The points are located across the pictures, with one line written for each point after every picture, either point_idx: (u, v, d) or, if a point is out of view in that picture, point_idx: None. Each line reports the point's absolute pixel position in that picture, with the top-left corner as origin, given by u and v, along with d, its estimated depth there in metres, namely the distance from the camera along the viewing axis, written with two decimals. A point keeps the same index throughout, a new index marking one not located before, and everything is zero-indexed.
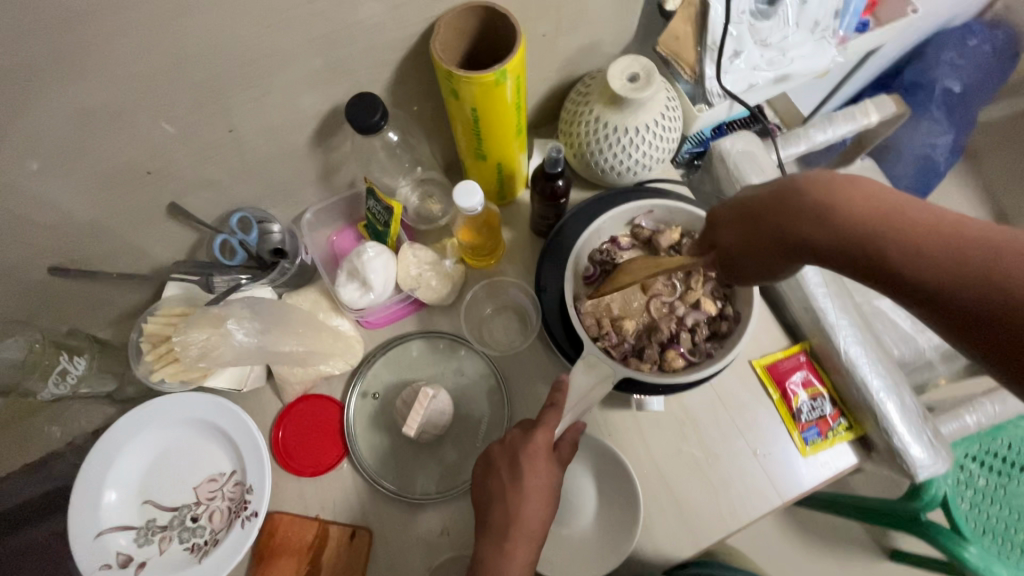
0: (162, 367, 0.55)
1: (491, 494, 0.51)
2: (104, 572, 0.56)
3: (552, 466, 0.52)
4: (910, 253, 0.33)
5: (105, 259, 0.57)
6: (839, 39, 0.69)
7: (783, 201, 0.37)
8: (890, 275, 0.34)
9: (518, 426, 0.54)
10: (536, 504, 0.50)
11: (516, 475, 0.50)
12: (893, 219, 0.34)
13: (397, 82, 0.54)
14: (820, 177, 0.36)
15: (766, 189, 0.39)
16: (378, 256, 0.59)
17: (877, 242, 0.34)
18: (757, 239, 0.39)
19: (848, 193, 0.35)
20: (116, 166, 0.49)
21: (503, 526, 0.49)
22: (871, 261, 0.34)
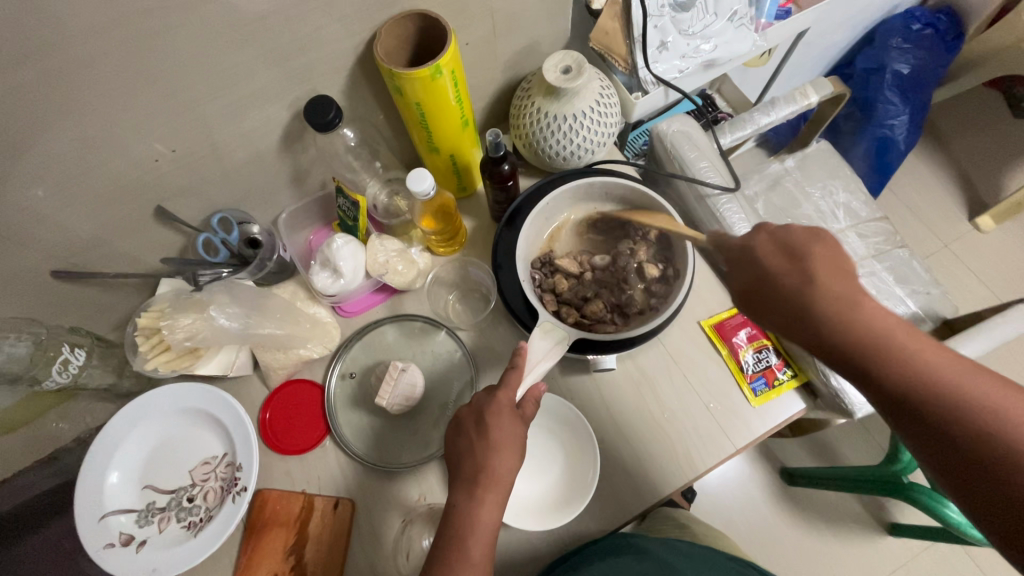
0: (155, 356, 0.61)
1: (461, 452, 0.52)
2: (108, 551, 0.60)
3: (518, 421, 0.53)
4: (891, 350, 0.42)
5: (103, 264, 0.63)
6: (761, 26, 0.76)
7: (802, 273, 0.46)
8: (874, 361, 0.43)
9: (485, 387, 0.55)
10: (504, 453, 0.50)
11: (481, 430, 0.51)
12: (884, 318, 0.43)
13: (351, 86, 0.61)
14: (834, 257, 0.46)
15: (777, 261, 0.48)
16: (346, 244, 0.64)
17: (867, 335, 0.43)
18: (775, 302, 0.47)
19: (836, 274, 0.45)
20: (106, 179, 0.55)
21: (471, 476, 0.50)
22: (856, 358, 0.43)
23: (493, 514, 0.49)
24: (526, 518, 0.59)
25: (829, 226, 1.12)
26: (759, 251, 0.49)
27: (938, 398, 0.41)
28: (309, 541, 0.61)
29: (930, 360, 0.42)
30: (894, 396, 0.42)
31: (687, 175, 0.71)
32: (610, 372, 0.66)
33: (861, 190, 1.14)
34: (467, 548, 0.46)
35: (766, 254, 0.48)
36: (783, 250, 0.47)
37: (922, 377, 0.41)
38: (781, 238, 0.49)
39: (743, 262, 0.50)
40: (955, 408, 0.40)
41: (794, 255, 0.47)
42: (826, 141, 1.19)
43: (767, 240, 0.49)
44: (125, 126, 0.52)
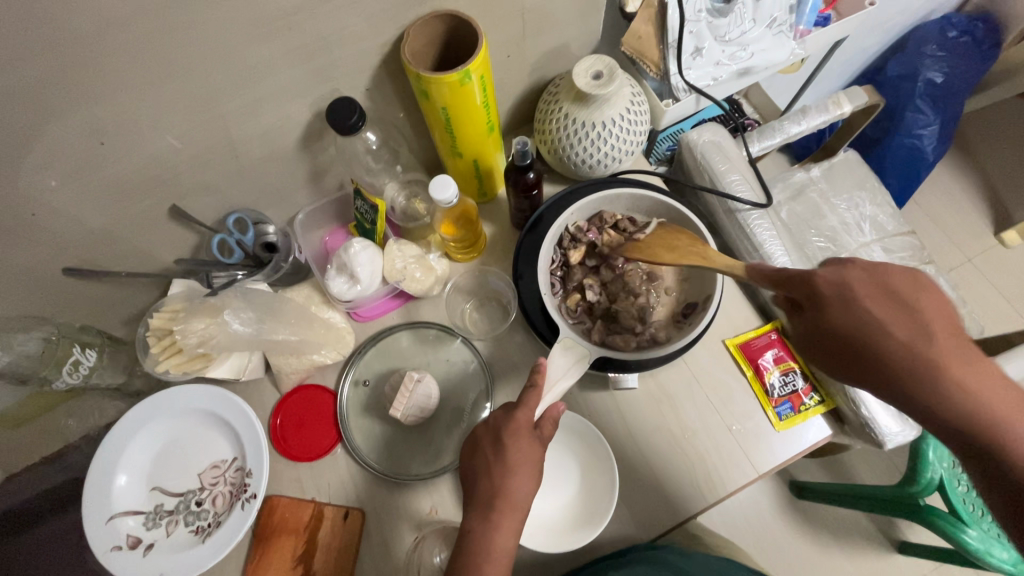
0: (166, 359, 0.60)
1: (477, 471, 0.51)
2: (115, 553, 0.59)
3: (536, 443, 0.51)
4: (1011, 437, 0.40)
5: (114, 260, 0.61)
6: (800, 33, 0.73)
7: (909, 330, 0.42)
8: (989, 450, 0.40)
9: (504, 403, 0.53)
10: (521, 476, 0.49)
11: (499, 451, 0.50)
12: (1006, 396, 0.40)
13: (374, 86, 0.58)
14: (941, 315, 0.42)
15: (900, 327, 0.42)
16: (364, 249, 0.63)
17: (993, 411, 0.40)
18: (879, 362, 0.42)
19: (944, 326, 0.42)
20: (119, 175, 0.53)
21: (487, 499, 0.49)
22: (977, 438, 0.40)
23: (510, 540, 0.47)
24: (541, 537, 0.57)
25: (855, 239, 1.09)
26: (862, 297, 0.44)
27: None
28: (317, 551, 0.60)
29: None
30: (1016, 481, 0.39)
31: (716, 187, 0.68)
32: (630, 389, 0.64)
33: (888, 203, 1.11)
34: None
35: (879, 298, 0.44)
36: (888, 303, 0.43)
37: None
38: (880, 278, 0.45)
39: (835, 306, 0.44)
40: None
41: (880, 298, 0.44)
42: (854, 150, 1.16)
43: (865, 290, 0.44)
44: (141, 124, 0.50)
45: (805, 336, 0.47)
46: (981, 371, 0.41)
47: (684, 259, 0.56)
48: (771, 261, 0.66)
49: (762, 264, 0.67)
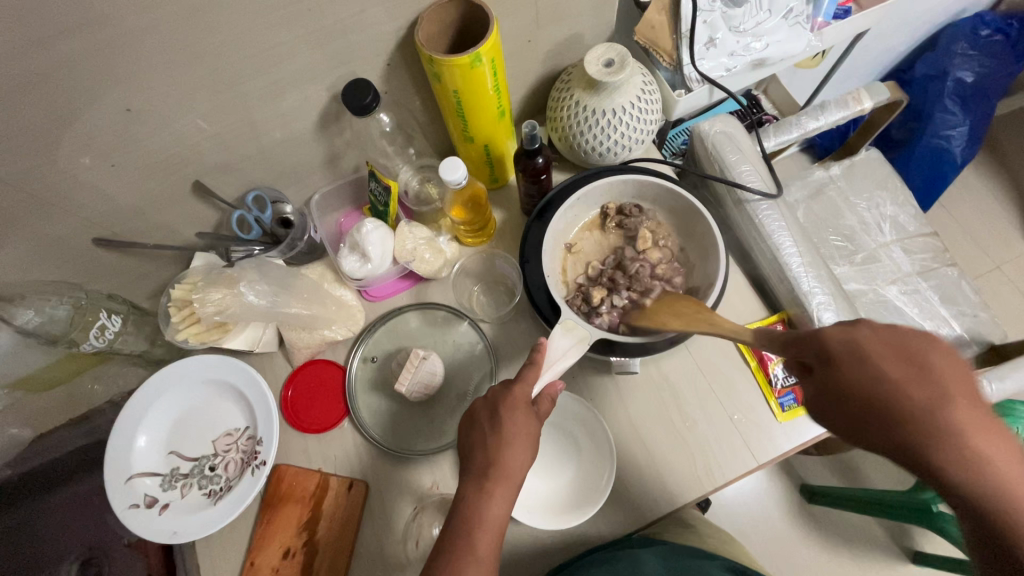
0: (186, 328, 0.63)
1: (472, 440, 0.52)
2: (132, 511, 0.62)
3: (532, 417, 0.52)
4: (1017, 513, 0.38)
5: (141, 234, 0.64)
6: (817, 25, 0.72)
7: (923, 399, 0.40)
8: (1004, 525, 0.39)
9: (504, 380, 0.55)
10: (516, 447, 0.50)
11: (495, 422, 0.51)
12: (1002, 468, 0.39)
13: (390, 71, 0.60)
14: (929, 379, 0.40)
15: (917, 397, 0.40)
16: (376, 229, 0.64)
17: (991, 481, 0.39)
18: (887, 427, 0.40)
19: (921, 388, 0.40)
20: (146, 152, 0.56)
21: (482, 467, 0.49)
22: (991, 515, 0.39)
23: (502, 508, 0.48)
24: (524, 505, 0.58)
25: (873, 239, 1.07)
26: (872, 355, 0.42)
27: None
28: (322, 519, 0.63)
29: None
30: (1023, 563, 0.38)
31: (726, 177, 0.68)
32: (632, 376, 0.65)
33: (910, 203, 1.09)
34: (472, 543, 0.46)
35: (886, 358, 0.41)
36: (904, 365, 0.41)
37: None
38: (898, 342, 0.42)
39: (857, 365, 0.42)
40: None
41: (901, 363, 0.41)
42: (877, 150, 1.14)
43: (887, 354, 0.42)
44: (167, 102, 0.52)
45: (813, 390, 0.44)
46: (984, 443, 0.39)
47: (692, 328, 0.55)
48: (779, 252, 0.65)
49: (770, 256, 0.66)
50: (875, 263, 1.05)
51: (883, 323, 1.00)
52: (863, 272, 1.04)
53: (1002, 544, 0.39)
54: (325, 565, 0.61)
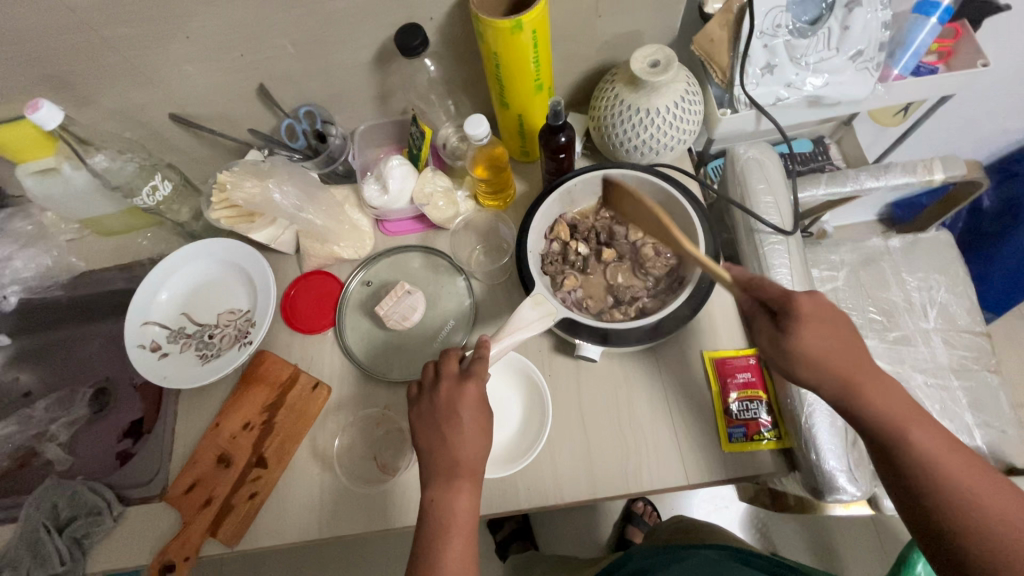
0: (220, 209, 0.70)
1: (433, 439, 0.55)
2: (138, 349, 0.72)
3: (483, 408, 0.56)
4: (906, 444, 0.49)
5: (207, 119, 0.74)
6: (890, 76, 0.70)
7: (836, 330, 0.50)
8: (897, 449, 0.49)
9: (453, 369, 0.58)
10: (472, 443, 0.54)
11: (453, 421, 0.55)
12: (900, 402, 0.50)
13: (447, 24, 0.65)
14: (841, 335, 0.50)
15: (843, 367, 0.50)
16: (400, 166, 0.71)
17: (889, 415, 0.50)
18: (818, 366, 0.49)
19: (838, 354, 0.49)
20: (224, 47, 0.64)
21: (446, 468, 0.53)
22: (889, 419, 0.50)
23: (471, 501, 0.53)
24: None
25: (913, 322, 1.00)
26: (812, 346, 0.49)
27: (952, 494, 0.48)
28: (283, 407, 0.69)
29: (929, 443, 0.49)
30: (913, 488, 0.49)
31: (745, 203, 0.67)
32: (594, 364, 0.66)
33: (967, 296, 1.01)
34: (450, 538, 0.51)
35: (827, 333, 0.49)
36: (831, 328, 0.50)
37: (933, 457, 0.49)
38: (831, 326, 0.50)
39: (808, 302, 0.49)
40: (979, 519, 0.46)
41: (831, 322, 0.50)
42: (949, 232, 1.06)
43: (826, 316, 0.49)
44: (249, 7, 0.60)
45: (768, 338, 0.51)
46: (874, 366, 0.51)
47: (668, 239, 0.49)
48: None
49: None
50: (909, 346, 0.98)
51: None
52: (892, 352, 0.98)
53: (893, 455, 0.50)
54: (273, 447, 0.67)
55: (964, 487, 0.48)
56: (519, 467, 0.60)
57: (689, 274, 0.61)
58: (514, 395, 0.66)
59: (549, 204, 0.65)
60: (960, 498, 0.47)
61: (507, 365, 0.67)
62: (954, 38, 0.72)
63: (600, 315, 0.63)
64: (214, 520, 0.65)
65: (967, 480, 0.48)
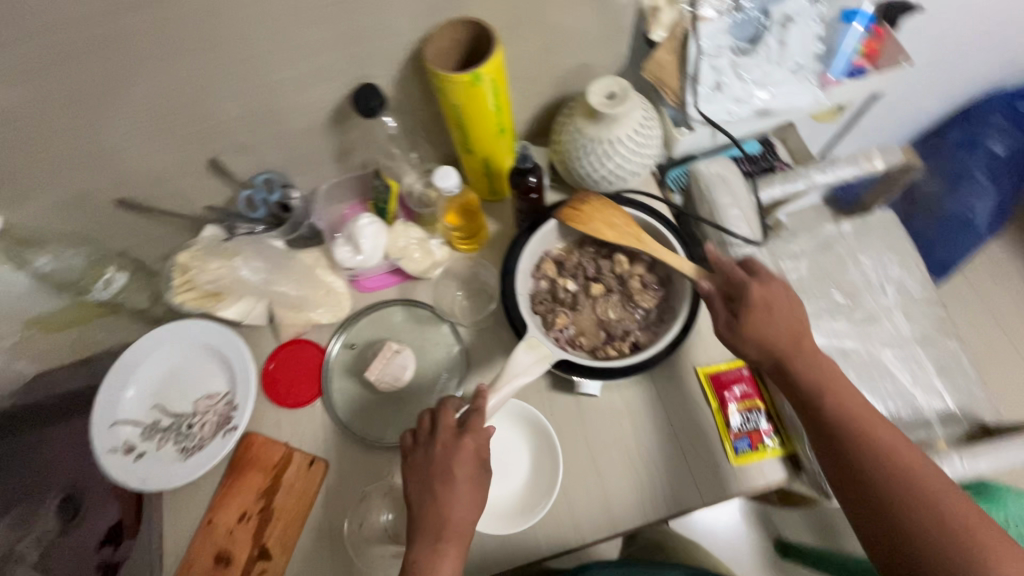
0: (182, 293, 0.68)
1: (424, 497, 0.53)
2: (111, 454, 0.67)
3: (477, 466, 0.54)
4: (829, 407, 0.55)
5: (157, 199, 0.70)
6: (826, 82, 0.73)
7: (781, 309, 0.55)
8: (821, 411, 0.55)
9: (451, 423, 0.55)
10: (465, 503, 0.53)
11: (445, 479, 0.53)
12: (824, 370, 0.56)
13: (402, 78, 0.64)
14: (790, 317, 0.56)
15: (785, 338, 0.55)
16: (370, 224, 0.69)
17: (816, 380, 0.55)
18: (763, 338, 0.55)
19: (786, 333, 0.55)
20: (168, 125, 0.61)
21: (434, 529, 0.52)
22: (814, 383, 0.55)
23: (455, 565, 0.51)
24: None
25: (876, 300, 1.05)
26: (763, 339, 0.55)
27: (867, 453, 0.53)
28: (280, 490, 0.66)
29: (846, 406, 0.55)
30: (835, 450, 0.54)
31: (714, 219, 0.70)
32: (594, 397, 0.66)
33: (918, 269, 1.07)
34: None
35: (775, 315, 0.55)
36: (779, 308, 0.55)
37: (847, 417, 0.55)
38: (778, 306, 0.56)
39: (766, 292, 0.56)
40: (886, 474, 0.52)
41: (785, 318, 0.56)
42: (893, 210, 1.13)
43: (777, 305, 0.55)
44: (193, 83, 0.57)
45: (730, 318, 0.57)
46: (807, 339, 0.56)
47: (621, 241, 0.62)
48: None
49: None
50: (875, 324, 1.03)
51: (874, 386, 0.98)
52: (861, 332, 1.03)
53: (815, 417, 0.55)
54: (275, 535, 0.64)
55: (874, 445, 0.54)
56: (536, 518, 0.59)
57: (678, 305, 0.62)
58: (519, 442, 0.65)
59: (532, 245, 0.65)
60: (872, 457, 0.53)
61: (508, 412, 0.66)
62: (880, 39, 0.75)
63: (594, 351, 0.63)
64: None
65: (874, 437, 0.54)
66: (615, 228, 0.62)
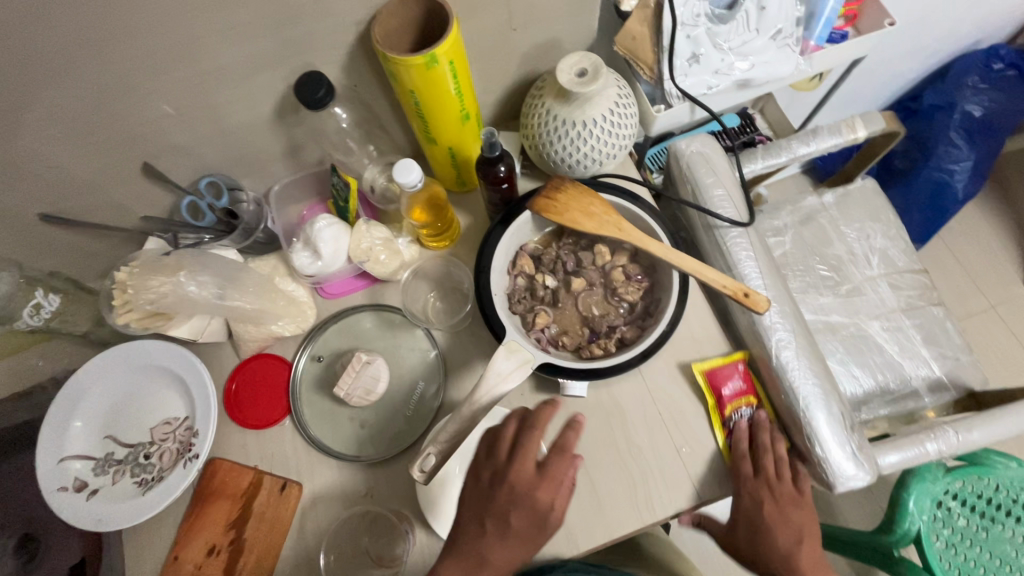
0: (126, 313, 0.60)
1: (470, 526, 0.50)
2: (61, 494, 0.61)
3: (539, 520, 0.49)
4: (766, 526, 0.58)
5: (89, 212, 0.63)
6: (808, 48, 0.70)
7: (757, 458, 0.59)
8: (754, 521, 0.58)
9: (530, 469, 0.50)
10: (509, 549, 0.49)
11: (501, 522, 0.49)
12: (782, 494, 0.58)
13: (351, 64, 0.58)
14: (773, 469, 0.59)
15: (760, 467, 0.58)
16: (329, 226, 0.63)
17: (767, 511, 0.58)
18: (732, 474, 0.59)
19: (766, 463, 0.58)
20: (90, 130, 0.54)
21: (466, 561, 0.48)
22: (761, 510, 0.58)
23: None
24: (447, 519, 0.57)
25: (860, 272, 1.03)
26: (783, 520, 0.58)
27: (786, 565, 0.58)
28: (250, 519, 0.61)
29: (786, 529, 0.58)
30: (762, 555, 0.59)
31: (698, 201, 0.66)
32: (581, 397, 0.62)
33: (901, 237, 1.06)
34: None
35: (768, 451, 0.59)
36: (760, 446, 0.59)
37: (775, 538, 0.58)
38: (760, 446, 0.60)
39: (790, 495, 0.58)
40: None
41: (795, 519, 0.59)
42: (873, 179, 1.10)
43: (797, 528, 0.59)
44: (111, 81, 0.50)
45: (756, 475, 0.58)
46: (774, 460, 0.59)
47: (601, 231, 0.58)
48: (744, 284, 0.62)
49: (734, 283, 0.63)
50: (860, 296, 1.01)
51: (861, 359, 0.97)
52: (847, 305, 1.01)
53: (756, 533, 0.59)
54: (249, 567, 0.59)
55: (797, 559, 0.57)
56: None
57: (665, 296, 0.58)
58: None
59: (504, 240, 0.61)
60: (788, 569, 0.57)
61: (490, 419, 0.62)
62: (861, 1, 0.72)
63: (579, 351, 0.59)
64: None
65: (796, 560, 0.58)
66: (593, 217, 0.58)
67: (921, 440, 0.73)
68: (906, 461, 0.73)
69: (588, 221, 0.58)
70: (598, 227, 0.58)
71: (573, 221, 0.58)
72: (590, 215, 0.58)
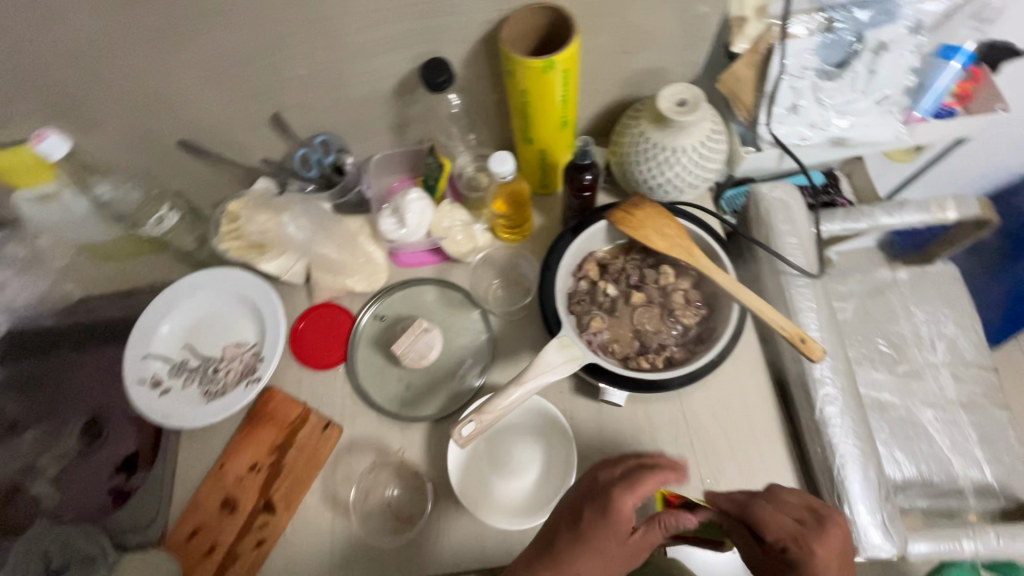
0: (228, 240, 0.70)
1: (553, 532, 0.54)
2: (138, 386, 0.69)
3: (618, 553, 0.51)
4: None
5: (217, 148, 0.71)
6: (912, 118, 0.69)
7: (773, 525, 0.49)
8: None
9: (626, 508, 0.52)
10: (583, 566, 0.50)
11: (580, 538, 0.51)
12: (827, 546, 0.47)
13: (470, 58, 0.63)
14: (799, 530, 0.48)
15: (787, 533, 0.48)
16: (418, 200, 0.69)
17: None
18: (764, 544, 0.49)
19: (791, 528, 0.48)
20: (238, 76, 0.62)
21: (541, 559, 0.52)
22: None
23: None
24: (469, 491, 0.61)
25: (922, 355, 1.00)
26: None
27: None
28: (292, 448, 0.67)
29: None
30: None
31: (770, 245, 0.67)
32: (617, 407, 0.64)
33: (974, 330, 1.01)
34: None
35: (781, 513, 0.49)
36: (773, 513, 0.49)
37: None
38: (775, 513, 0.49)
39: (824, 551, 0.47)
40: None
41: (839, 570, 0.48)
42: (955, 264, 1.06)
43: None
44: (268, 37, 0.58)
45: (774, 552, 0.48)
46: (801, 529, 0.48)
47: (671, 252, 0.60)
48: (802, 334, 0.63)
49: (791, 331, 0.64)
50: (918, 380, 0.98)
51: (906, 444, 0.93)
52: (901, 386, 0.98)
53: None
54: (282, 490, 0.65)
55: None
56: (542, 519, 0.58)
57: (721, 327, 0.60)
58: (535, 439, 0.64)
59: (576, 243, 0.64)
60: None
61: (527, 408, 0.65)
62: (976, 82, 0.71)
63: (626, 362, 0.61)
64: (218, 569, 0.62)
65: None
66: (666, 238, 0.60)
67: (956, 536, 0.70)
68: (937, 555, 0.70)
69: (660, 240, 0.60)
70: (669, 248, 0.60)
71: (646, 238, 0.60)
72: (662, 234, 0.60)
